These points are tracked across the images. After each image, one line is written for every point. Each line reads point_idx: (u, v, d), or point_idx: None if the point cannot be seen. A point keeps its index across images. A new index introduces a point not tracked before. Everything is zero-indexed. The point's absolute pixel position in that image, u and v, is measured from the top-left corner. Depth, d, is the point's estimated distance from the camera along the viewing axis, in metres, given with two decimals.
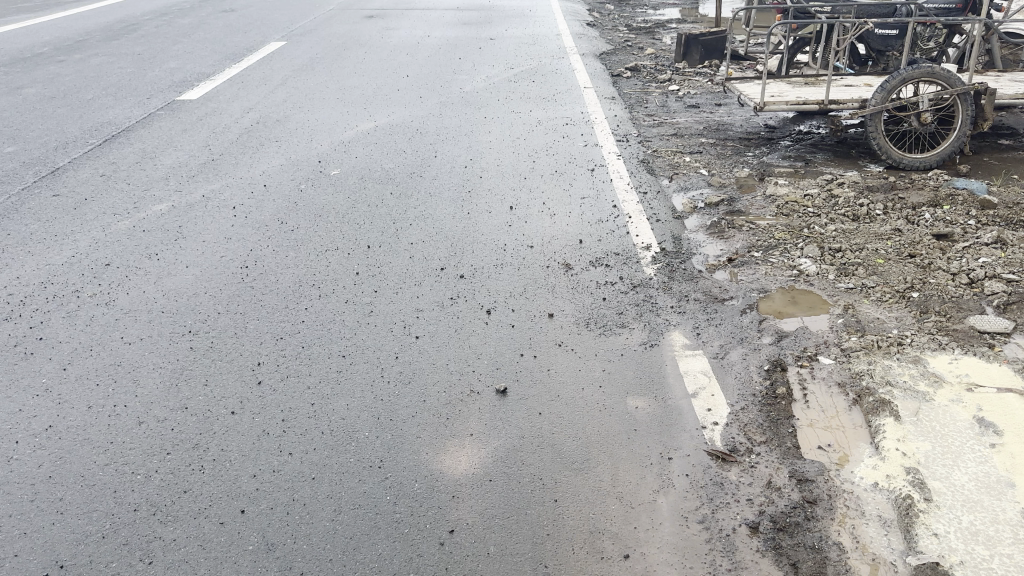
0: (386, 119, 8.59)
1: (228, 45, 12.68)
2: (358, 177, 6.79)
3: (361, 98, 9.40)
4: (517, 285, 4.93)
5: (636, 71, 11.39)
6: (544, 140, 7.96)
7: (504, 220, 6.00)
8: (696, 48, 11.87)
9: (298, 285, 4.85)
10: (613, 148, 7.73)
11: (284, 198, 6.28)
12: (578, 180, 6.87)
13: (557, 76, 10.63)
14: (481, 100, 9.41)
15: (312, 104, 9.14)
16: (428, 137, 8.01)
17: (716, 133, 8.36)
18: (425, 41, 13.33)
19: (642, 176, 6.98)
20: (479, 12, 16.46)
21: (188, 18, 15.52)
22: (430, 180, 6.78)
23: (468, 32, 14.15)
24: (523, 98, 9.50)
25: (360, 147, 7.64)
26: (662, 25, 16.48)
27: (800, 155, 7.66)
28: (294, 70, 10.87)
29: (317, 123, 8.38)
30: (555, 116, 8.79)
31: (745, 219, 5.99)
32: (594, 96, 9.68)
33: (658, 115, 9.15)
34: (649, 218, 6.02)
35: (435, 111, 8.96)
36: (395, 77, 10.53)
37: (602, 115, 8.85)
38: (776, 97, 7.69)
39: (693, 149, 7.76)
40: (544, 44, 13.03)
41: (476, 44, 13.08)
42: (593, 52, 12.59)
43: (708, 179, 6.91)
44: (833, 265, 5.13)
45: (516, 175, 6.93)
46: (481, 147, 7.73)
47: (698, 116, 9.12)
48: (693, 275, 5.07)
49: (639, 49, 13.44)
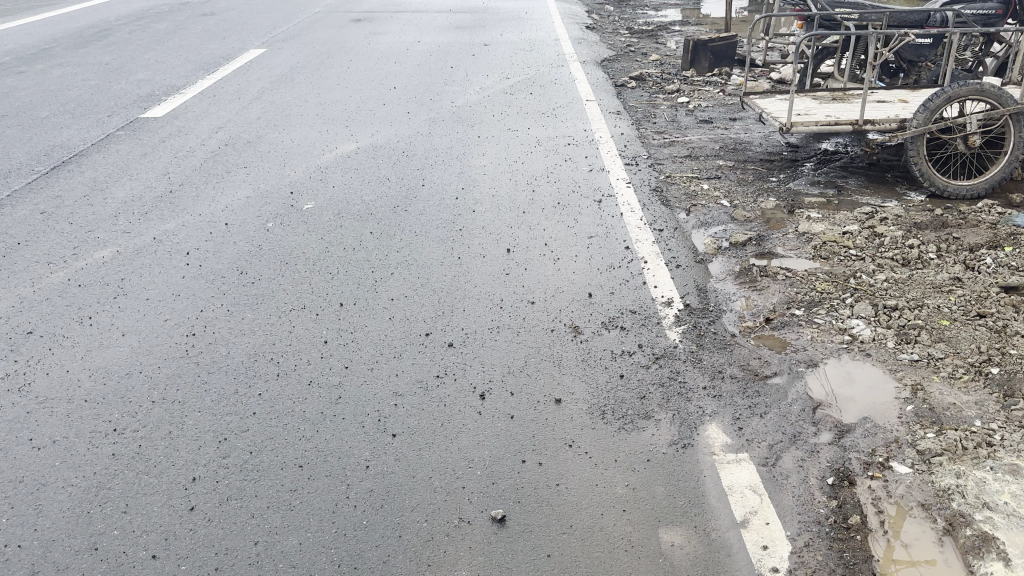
0: (369, 140, 7.78)
1: (203, 54, 11.86)
2: (335, 212, 5.99)
3: (342, 115, 8.60)
4: (516, 355, 4.12)
5: (641, 81, 10.59)
6: (544, 164, 7.15)
7: (500, 266, 5.20)
8: (705, 55, 11.07)
9: (253, 360, 4.04)
10: (621, 173, 6.93)
11: (248, 240, 5.49)
12: (584, 213, 6.07)
13: (556, 88, 9.83)
14: (474, 116, 8.60)
15: (288, 121, 8.33)
16: (415, 161, 7.22)
17: (734, 154, 7.56)
18: (414, 47, 12.51)
19: (656, 207, 6.19)
20: (472, 15, 15.63)
21: (164, 22, 14.70)
22: (416, 215, 5.99)
23: (461, 37, 13.33)
24: (520, 114, 8.69)
25: (339, 173, 6.84)
26: (665, 27, 15.72)
27: (830, 181, 6.87)
28: (272, 81, 10.05)
29: (293, 145, 7.58)
30: (556, 134, 7.98)
31: (779, 264, 5.19)
32: (597, 111, 8.88)
33: (669, 132, 8.35)
34: (668, 263, 5.22)
35: (424, 130, 8.15)
36: (381, 89, 9.71)
37: (607, 134, 8.04)
38: (803, 116, 6.89)
39: (710, 174, 6.96)
40: (541, 50, 12.21)
41: (469, 50, 12.27)
42: (595, 59, 11.78)
43: (731, 212, 6.12)
44: (891, 328, 4.34)
45: (513, 208, 6.13)
46: (474, 173, 6.93)
47: (712, 133, 8.32)
48: (725, 342, 4.27)
49: (643, 54, 12.65)
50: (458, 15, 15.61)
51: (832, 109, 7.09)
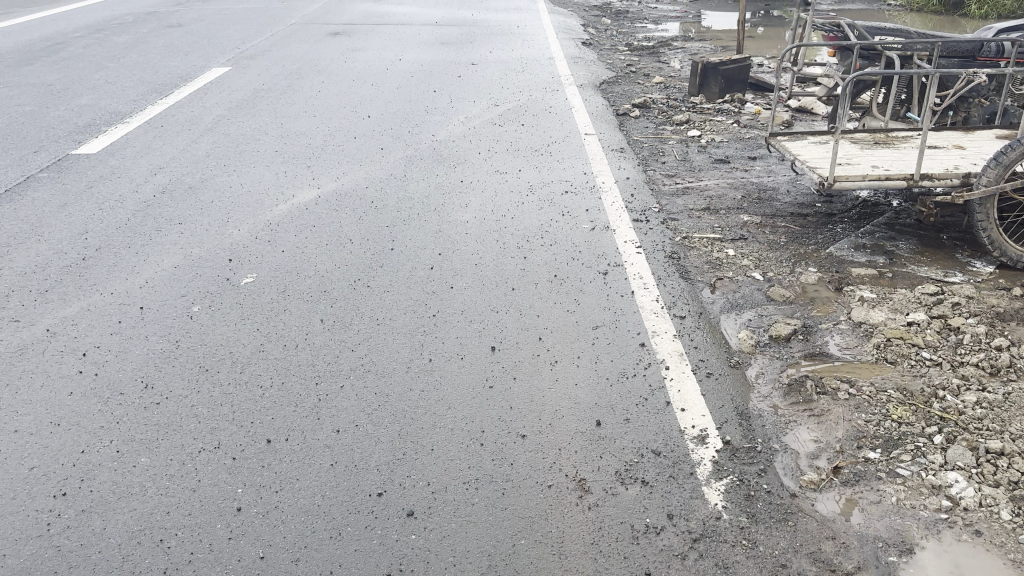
0: (334, 185, 6.68)
1: (160, 73, 10.73)
2: (280, 287, 4.89)
3: (306, 152, 7.50)
4: (501, 531, 3.01)
5: (644, 109, 9.53)
6: (538, 220, 6.05)
7: (482, 371, 4.07)
8: (715, 79, 10.02)
9: (135, 546, 2.94)
10: (629, 233, 5.83)
11: (165, 333, 4.38)
12: (587, 289, 4.97)
13: (551, 120, 8.73)
14: (456, 155, 7.50)
15: (241, 161, 7.21)
16: (385, 214, 6.13)
17: (759, 206, 6.48)
18: (394, 66, 11.40)
19: (673, 280, 5.11)
20: (459, 29, 14.55)
21: (124, 34, 13.56)
22: (380, 292, 4.88)
23: (446, 54, 12.23)
24: (510, 152, 7.59)
25: (292, 232, 5.73)
26: (667, 43, 14.70)
27: (877, 244, 5.80)
28: (230, 108, 8.93)
29: (242, 191, 6.48)
30: (551, 180, 6.87)
31: (836, 374, 4.11)
32: (598, 149, 7.78)
33: (681, 175, 7.26)
34: (695, 368, 4.12)
35: (399, 172, 7.04)
36: (352, 119, 8.58)
37: (610, 178, 6.95)
38: (847, 168, 5.81)
39: (734, 234, 5.88)
40: (533, 71, 11.10)
41: (455, 70, 11.18)
42: (593, 83, 10.69)
43: (765, 289, 5.04)
44: (1001, 487, 3.25)
45: (500, 282, 5.03)
46: (456, 232, 5.82)
47: (731, 176, 7.24)
48: (784, 506, 3.18)
49: (645, 75, 11.61)
50: (444, 29, 14.51)
51: (878, 157, 6.02)
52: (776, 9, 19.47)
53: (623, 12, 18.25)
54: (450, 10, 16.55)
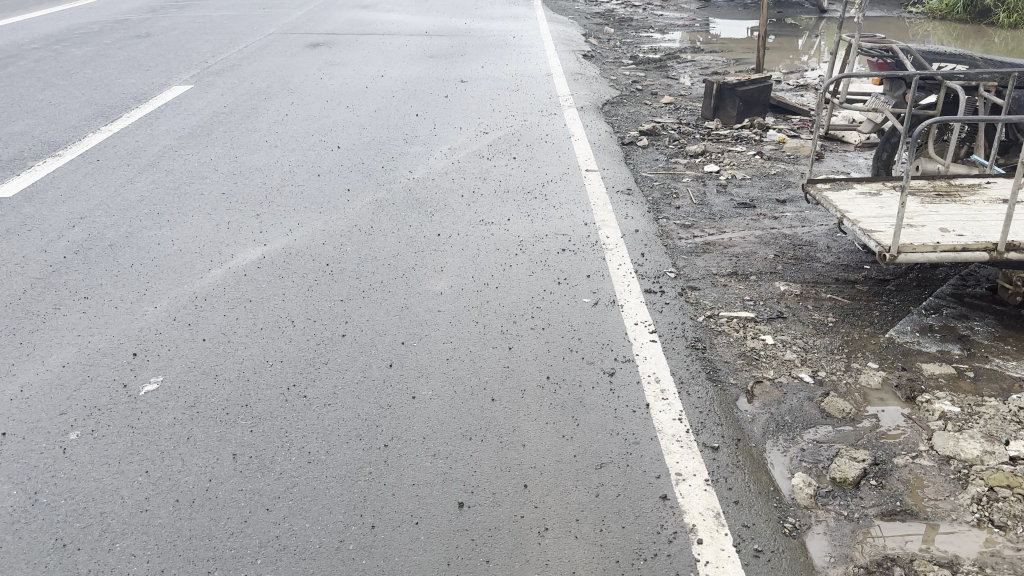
0: (285, 239, 5.58)
1: (111, 93, 9.63)
2: (190, 400, 3.79)
3: (259, 194, 6.40)
4: None
5: (652, 137, 8.43)
6: (528, 289, 4.94)
7: (443, 545, 2.94)
8: (733, 102, 8.95)
9: None
10: (640, 310, 4.72)
11: (22, 479, 3.28)
12: (588, 398, 3.84)
13: (547, 152, 7.62)
14: (435, 200, 6.39)
15: (179, 208, 6.12)
16: (342, 279, 5.03)
17: (796, 268, 5.37)
18: (375, 83, 10.31)
19: (699, 383, 3.99)
20: (450, 40, 13.45)
21: (85, 46, 12.46)
22: (320, 404, 3.75)
23: (433, 70, 11.14)
24: (498, 196, 6.48)
25: (222, 309, 4.63)
26: (675, 55, 13.61)
27: (946, 326, 4.70)
28: (181, 137, 7.83)
29: (173, 250, 5.38)
30: (545, 235, 5.76)
31: (931, 551, 2.99)
32: (601, 190, 6.67)
33: (699, 223, 6.15)
34: (737, 540, 3.00)
35: (365, 222, 5.94)
36: (317, 151, 7.48)
37: (616, 232, 5.83)
38: (912, 232, 4.69)
39: (769, 312, 4.77)
40: (529, 91, 10.00)
41: (442, 88, 10.09)
42: (594, 105, 9.59)
43: (818, 399, 3.94)
44: None
45: (478, 388, 3.91)
46: (426, 310, 4.69)
47: (758, 226, 6.14)
48: None
49: (653, 94, 10.52)
50: (434, 40, 13.41)
51: (946, 216, 4.91)
52: (790, 15, 18.38)
53: (627, 19, 17.14)
54: (441, 18, 15.46)
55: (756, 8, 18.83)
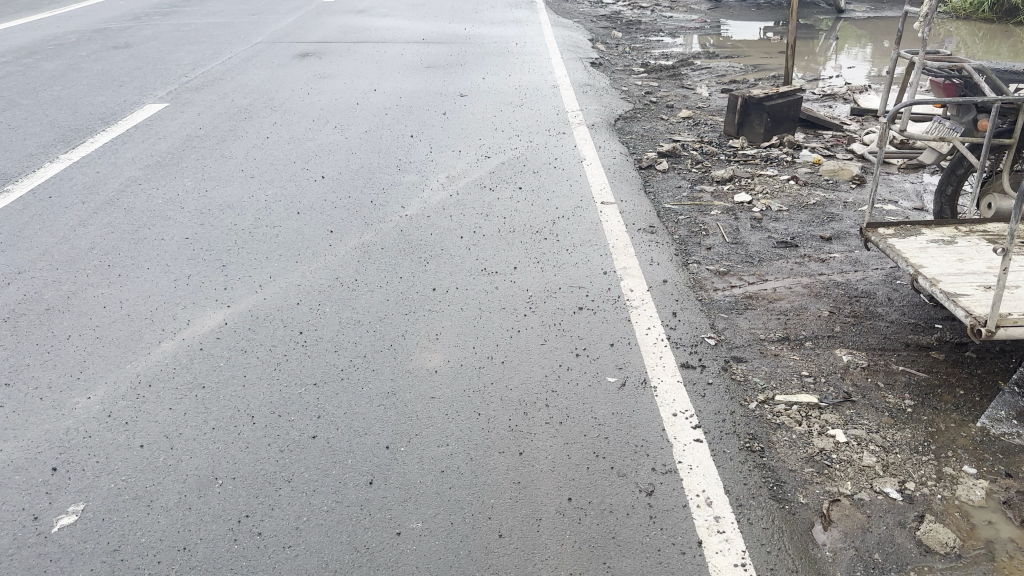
0: (254, 298, 4.77)
1: (78, 114, 8.82)
2: (113, 542, 2.99)
3: (228, 238, 5.59)
4: None
5: (672, 160, 7.61)
6: (540, 364, 4.10)
7: None
8: (760, 118, 8.13)
9: None
10: (678, 392, 3.87)
11: None
12: (622, 532, 3.00)
13: (556, 181, 6.79)
14: (430, 243, 5.57)
15: (134, 258, 5.31)
16: (316, 351, 4.20)
17: (856, 330, 4.54)
18: (366, 99, 9.50)
19: (760, 505, 3.16)
20: (449, 48, 12.64)
21: (57, 59, 11.66)
22: (279, 546, 2.94)
23: (430, 82, 10.33)
24: (503, 237, 5.65)
25: (168, 399, 3.82)
26: (687, 62, 12.78)
27: None
28: (147, 168, 7.02)
29: (119, 317, 4.57)
30: (558, 288, 4.92)
31: None
32: (619, 227, 5.84)
33: (735, 268, 5.32)
34: None
35: (347, 272, 5.12)
36: (298, 183, 6.66)
37: (641, 283, 4.99)
38: (1008, 298, 3.85)
39: (833, 394, 3.94)
40: (534, 106, 9.18)
41: (439, 104, 9.27)
42: (606, 121, 8.76)
43: (913, 526, 3.10)
44: None
45: (481, 516, 3.08)
46: (415, 396, 3.82)
47: (804, 272, 5.32)
48: None
49: (669, 107, 9.69)
50: (431, 48, 12.60)
51: None
52: (805, 16, 17.55)
53: (635, 22, 16.30)
54: (439, 23, 14.63)
55: (769, 9, 17.97)
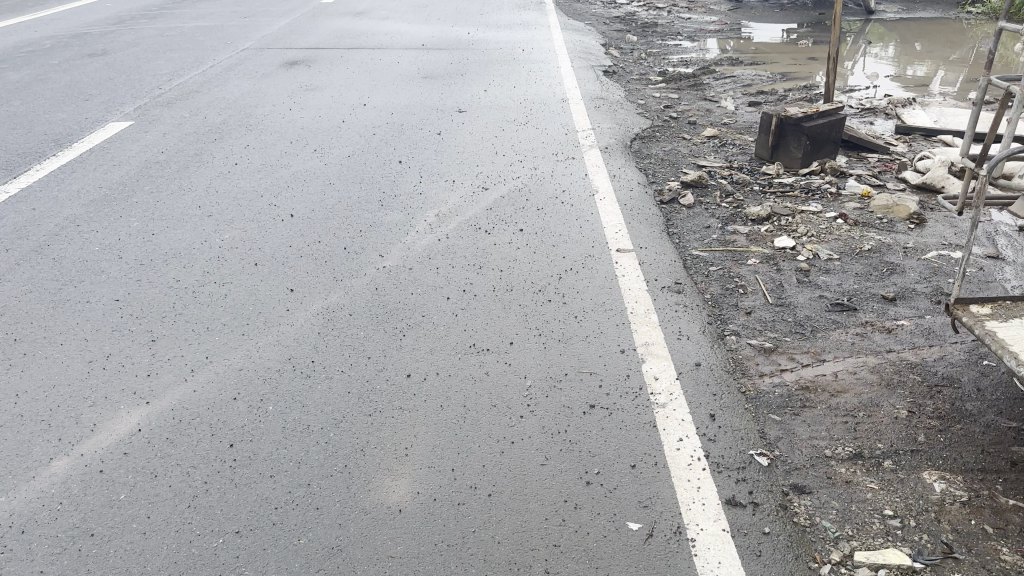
0: (184, 390, 3.81)
1: (30, 134, 7.88)
2: None
3: (167, 300, 4.64)
4: None
5: (698, 191, 6.60)
6: (539, 495, 3.12)
7: None
8: (799, 140, 7.14)
9: None
10: (723, 549, 2.88)
11: None
12: None
13: (562, 222, 5.79)
14: (409, 306, 4.59)
15: (48, 327, 4.36)
16: (250, 475, 3.23)
17: (947, 441, 3.54)
18: (354, 115, 8.55)
19: None
20: (450, 54, 11.68)
21: (25, 68, 10.75)
22: None
23: (427, 95, 9.38)
24: (498, 299, 4.67)
25: (41, 558, 2.86)
26: (709, 69, 11.79)
27: None
28: (91, 203, 6.08)
29: (9, 420, 3.61)
30: (565, 374, 3.93)
31: None
32: (639, 283, 4.85)
33: (783, 343, 4.33)
34: None
35: (304, 348, 4.15)
36: (261, 224, 5.70)
37: (668, 366, 4.00)
38: None
39: (930, 547, 2.93)
40: (541, 125, 8.21)
41: (435, 122, 8.32)
42: (622, 143, 7.77)
43: None
44: None
45: None
46: (368, 553, 2.85)
47: (868, 349, 4.33)
48: None
49: (691, 125, 8.71)
50: (431, 55, 11.64)
51: None
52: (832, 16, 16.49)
53: (652, 25, 15.27)
54: (441, 27, 13.66)
55: (793, 9, 16.92)
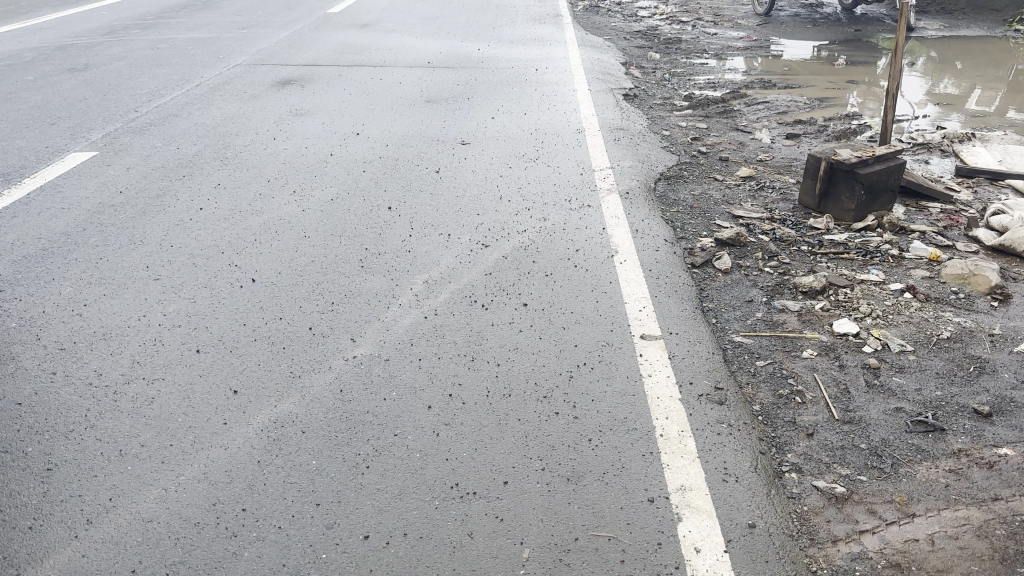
0: (70, 557, 2.89)
1: None
2: None
3: (80, 405, 3.72)
4: None
5: (735, 250, 5.62)
6: None
7: None
8: (853, 189, 6.19)
9: None
10: None
11: None
12: None
13: (575, 292, 4.83)
14: (379, 416, 3.63)
15: None
16: None
17: None
18: (345, 146, 7.64)
19: None
20: (457, 73, 10.78)
21: None
22: None
23: (428, 123, 8.47)
24: (492, 408, 3.70)
25: None
26: (739, 92, 10.81)
27: None
28: (22, 260, 5.17)
29: None
30: (574, 536, 2.96)
31: None
32: (669, 387, 3.87)
33: (858, 486, 3.34)
34: None
35: (235, 488, 3.20)
36: (215, 291, 4.78)
37: (710, 528, 3.03)
38: None
39: None
40: (554, 162, 7.27)
41: (434, 157, 7.39)
42: (645, 186, 6.81)
43: None
44: None
45: None
46: None
47: (967, 494, 3.34)
48: None
49: (723, 162, 7.74)
50: (437, 74, 10.75)
51: None
52: (868, 32, 15.48)
53: (676, 41, 14.28)
54: (450, 42, 12.75)
55: (827, 25, 15.93)
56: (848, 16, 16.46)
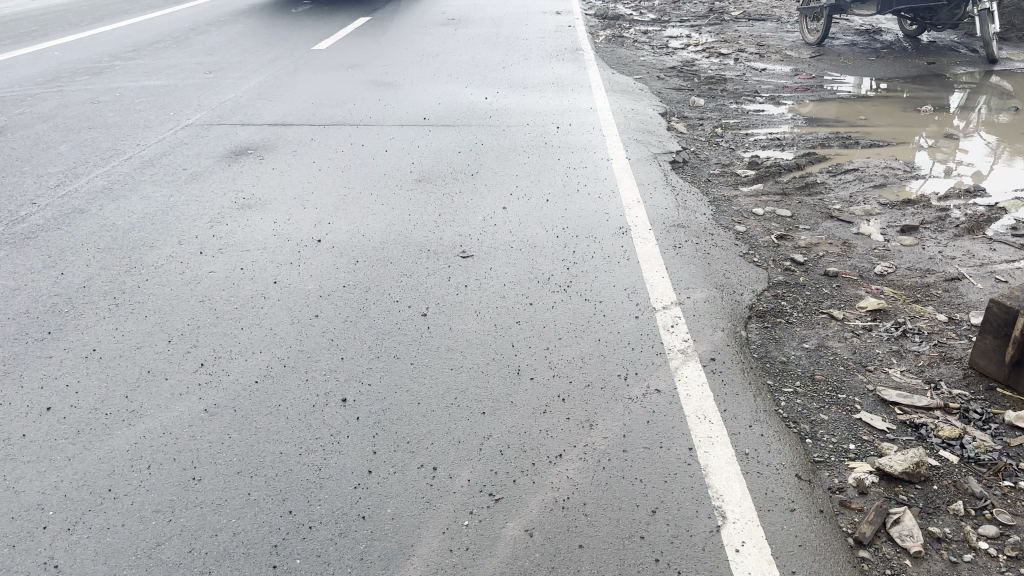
0: None
1: None
2: None
3: None
4: None
5: (916, 494, 3.36)
6: None
7: None
8: None
9: None
10: None
11: None
12: None
13: None
14: None
15: None
16: None
17: None
18: (299, 262, 5.45)
19: None
20: (458, 133, 8.61)
21: None
22: None
23: (417, 217, 6.28)
24: None
25: None
26: (815, 153, 8.57)
27: None
28: None
29: None
30: None
31: None
32: None
33: None
34: None
35: None
36: None
37: None
38: None
39: None
40: (594, 292, 5.04)
41: (420, 283, 5.17)
42: (734, 338, 4.56)
43: None
44: None
45: None
46: None
47: None
48: None
49: (829, 277, 5.49)
50: (433, 134, 8.58)
51: None
52: (944, 64, 13.22)
53: (720, 81, 12.06)
54: (452, 87, 10.60)
55: (892, 56, 13.68)
56: (915, 45, 14.22)
